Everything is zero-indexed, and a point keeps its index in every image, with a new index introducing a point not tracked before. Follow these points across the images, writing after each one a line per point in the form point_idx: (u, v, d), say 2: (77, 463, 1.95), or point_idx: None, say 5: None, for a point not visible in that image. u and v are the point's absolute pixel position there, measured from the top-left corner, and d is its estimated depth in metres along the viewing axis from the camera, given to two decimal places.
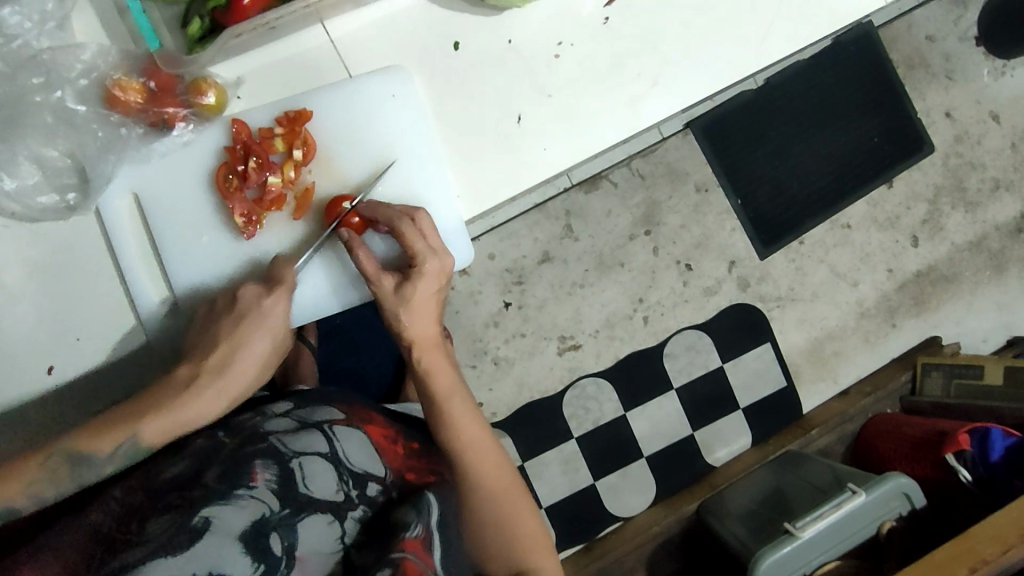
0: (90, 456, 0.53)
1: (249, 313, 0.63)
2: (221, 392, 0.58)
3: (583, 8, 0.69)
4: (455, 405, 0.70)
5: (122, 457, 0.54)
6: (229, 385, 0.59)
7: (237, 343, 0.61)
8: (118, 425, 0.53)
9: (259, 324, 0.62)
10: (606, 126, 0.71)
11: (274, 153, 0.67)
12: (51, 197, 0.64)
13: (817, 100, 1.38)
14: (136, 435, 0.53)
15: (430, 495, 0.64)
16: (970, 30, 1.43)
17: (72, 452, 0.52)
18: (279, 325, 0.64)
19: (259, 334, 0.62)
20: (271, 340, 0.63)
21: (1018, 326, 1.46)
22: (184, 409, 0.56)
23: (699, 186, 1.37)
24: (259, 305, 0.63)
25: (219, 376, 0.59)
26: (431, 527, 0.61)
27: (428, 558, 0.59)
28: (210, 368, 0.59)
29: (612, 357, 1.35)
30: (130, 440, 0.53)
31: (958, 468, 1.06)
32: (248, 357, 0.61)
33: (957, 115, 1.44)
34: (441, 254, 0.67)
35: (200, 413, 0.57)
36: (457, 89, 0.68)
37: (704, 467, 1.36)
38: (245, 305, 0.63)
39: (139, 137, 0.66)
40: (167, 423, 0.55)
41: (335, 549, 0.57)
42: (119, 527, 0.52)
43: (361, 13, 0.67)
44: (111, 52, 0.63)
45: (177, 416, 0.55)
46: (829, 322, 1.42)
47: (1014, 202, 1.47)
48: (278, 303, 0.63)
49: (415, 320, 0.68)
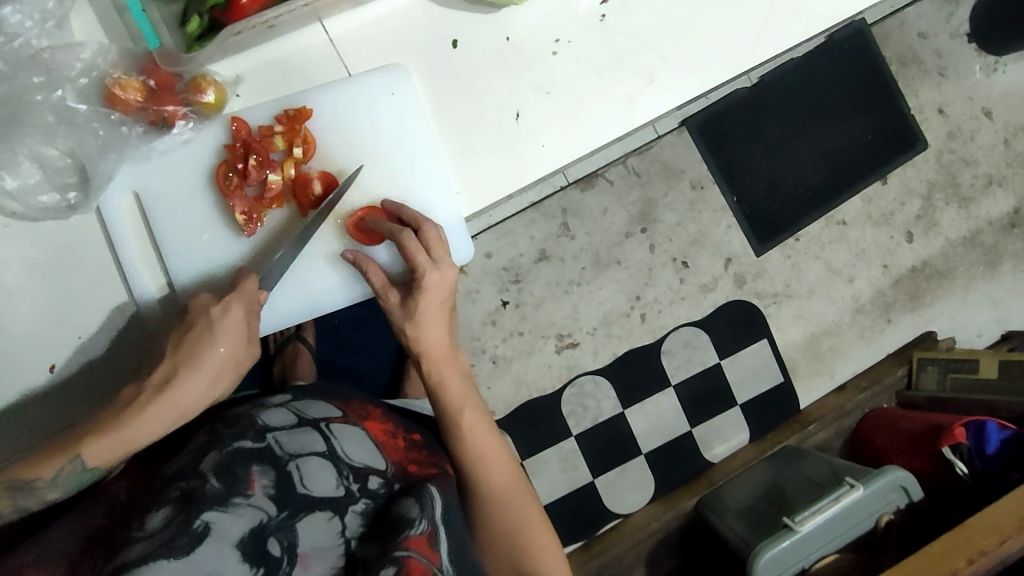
0: (30, 483, 0.53)
1: (200, 322, 0.61)
2: (168, 405, 0.57)
3: (579, 6, 0.70)
4: (466, 413, 0.71)
5: (71, 481, 0.54)
6: (174, 400, 0.58)
7: (184, 356, 0.60)
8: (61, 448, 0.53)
9: (209, 332, 0.61)
10: (604, 123, 0.71)
11: (274, 152, 0.67)
12: (51, 196, 0.64)
13: (811, 98, 1.39)
14: (78, 457, 0.53)
15: (432, 489, 0.63)
16: (961, 28, 1.45)
17: (13, 480, 0.52)
18: (238, 332, 0.62)
19: (211, 343, 0.60)
20: (225, 347, 0.61)
21: (1012, 321, 1.47)
22: (128, 428, 0.55)
23: (694, 184, 1.37)
24: (208, 314, 0.61)
25: (163, 391, 0.57)
26: (437, 522, 0.61)
27: (431, 554, 0.58)
28: (154, 384, 0.58)
29: (610, 355, 1.35)
30: (72, 464, 0.53)
31: (955, 461, 1.06)
32: (199, 368, 0.59)
33: (950, 112, 1.45)
34: (445, 267, 0.68)
35: (143, 432, 0.56)
36: (455, 86, 0.69)
37: (702, 464, 1.37)
38: (193, 315, 0.61)
39: (139, 136, 0.66)
40: (107, 445, 0.54)
41: (338, 543, 0.57)
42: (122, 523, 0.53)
43: (359, 12, 0.67)
44: (111, 50, 0.64)
45: (120, 434, 0.55)
46: (825, 318, 1.43)
47: (1008, 197, 1.48)
48: (228, 312, 0.61)
49: (423, 333, 0.70)
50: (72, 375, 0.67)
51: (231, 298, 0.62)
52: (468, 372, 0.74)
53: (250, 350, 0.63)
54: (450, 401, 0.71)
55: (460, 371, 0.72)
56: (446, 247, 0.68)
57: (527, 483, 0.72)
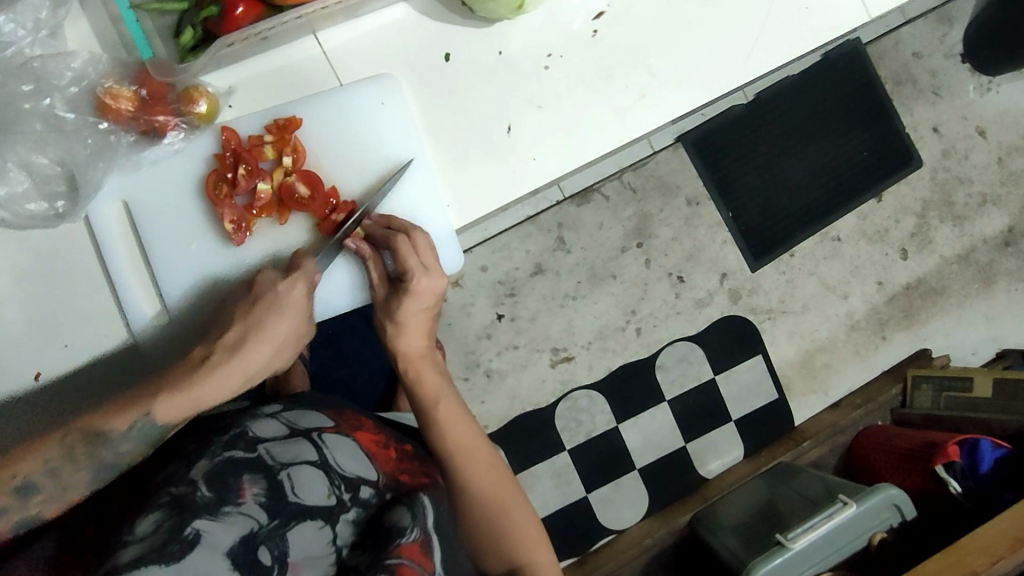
0: (103, 433, 0.53)
1: (264, 295, 0.63)
2: (237, 369, 0.58)
3: (571, 22, 0.70)
4: (444, 409, 0.71)
5: (142, 433, 0.53)
6: (243, 363, 0.59)
7: (253, 322, 0.61)
8: (132, 402, 0.54)
9: (273, 305, 0.62)
10: (596, 137, 0.71)
11: (263, 161, 0.67)
12: (38, 204, 0.64)
13: (806, 115, 1.40)
14: (151, 411, 0.54)
15: (424, 499, 0.63)
16: (955, 48, 1.46)
17: (87, 431, 0.53)
18: (304, 305, 0.64)
19: (279, 316, 0.62)
20: (294, 317, 0.63)
21: (1008, 340, 1.47)
22: (202, 385, 0.56)
23: (690, 200, 1.38)
24: (273, 287, 0.63)
25: (234, 355, 0.59)
26: (428, 530, 0.60)
27: (424, 561, 0.58)
28: (225, 347, 0.59)
29: (604, 369, 1.35)
30: (145, 416, 0.53)
31: (949, 479, 1.07)
32: (265, 336, 0.61)
33: (944, 130, 1.46)
34: (434, 275, 0.68)
35: (217, 389, 0.57)
36: (448, 100, 0.69)
37: (696, 480, 1.36)
38: (260, 287, 0.63)
39: (130, 145, 0.65)
40: (178, 402, 0.55)
41: (329, 552, 0.56)
42: (109, 531, 0.51)
43: (353, 25, 0.67)
44: (102, 61, 0.63)
45: (191, 394, 0.55)
46: (819, 335, 1.42)
47: (1002, 216, 1.49)
48: (293, 284, 0.63)
49: (407, 330, 0.71)
50: (61, 382, 0.66)
51: (297, 274, 0.64)
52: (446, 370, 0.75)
53: (307, 325, 0.65)
54: (426, 394, 0.72)
55: (436, 367, 0.74)
56: (434, 254, 0.68)
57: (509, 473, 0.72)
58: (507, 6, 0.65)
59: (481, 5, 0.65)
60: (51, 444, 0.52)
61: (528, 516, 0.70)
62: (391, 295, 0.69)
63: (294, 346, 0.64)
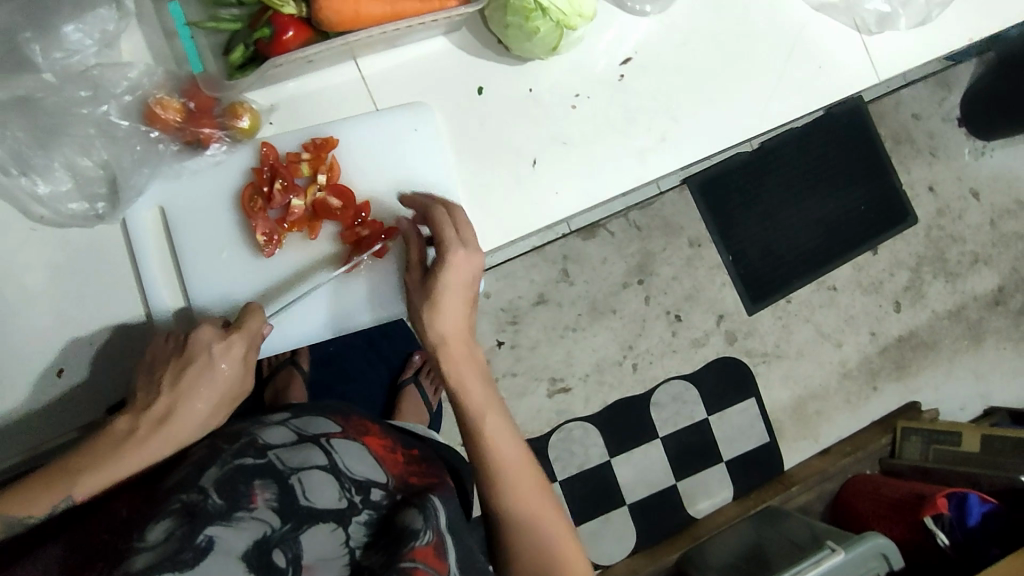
0: (24, 518, 0.55)
1: (197, 358, 0.64)
2: (163, 439, 0.60)
3: (599, 65, 0.74)
4: (491, 424, 0.67)
5: (62, 513, 0.56)
6: (171, 435, 0.61)
7: (182, 391, 0.63)
8: (53, 486, 0.56)
9: (203, 372, 0.64)
10: (616, 176, 0.74)
11: (298, 177, 0.69)
12: (80, 204, 0.66)
13: (808, 167, 1.45)
14: (71, 495, 0.56)
15: (435, 499, 0.64)
16: (952, 112, 1.52)
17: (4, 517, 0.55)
18: (239, 365, 0.66)
19: (211, 380, 0.64)
20: (225, 381, 0.64)
21: (994, 397, 1.51)
22: (123, 462, 0.58)
23: (692, 241, 1.41)
24: (207, 351, 0.64)
25: (161, 427, 0.61)
26: (441, 532, 0.61)
27: (437, 563, 0.59)
28: (152, 418, 0.61)
29: (600, 403, 1.37)
30: (66, 500, 0.56)
31: (937, 531, 1.09)
32: (195, 403, 0.63)
33: (939, 190, 1.51)
34: (472, 249, 0.66)
35: (140, 464, 0.59)
36: (477, 131, 0.72)
37: (685, 519, 1.37)
38: (192, 350, 0.64)
39: (173, 154, 0.68)
40: (97, 481, 0.57)
41: (342, 553, 0.57)
42: (120, 532, 0.52)
43: (393, 55, 0.70)
44: (156, 73, 0.66)
45: (108, 473, 0.57)
46: (812, 382, 1.45)
47: (992, 275, 1.53)
48: (229, 350, 0.65)
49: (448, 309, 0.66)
50: (82, 380, 0.67)
51: (235, 335, 0.66)
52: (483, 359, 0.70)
53: (245, 379, 0.67)
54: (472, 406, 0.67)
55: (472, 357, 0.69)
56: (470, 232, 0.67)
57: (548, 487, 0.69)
58: (542, 47, 0.68)
59: (517, 43, 0.68)
60: None
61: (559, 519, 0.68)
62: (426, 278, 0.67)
63: (229, 404, 0.66)
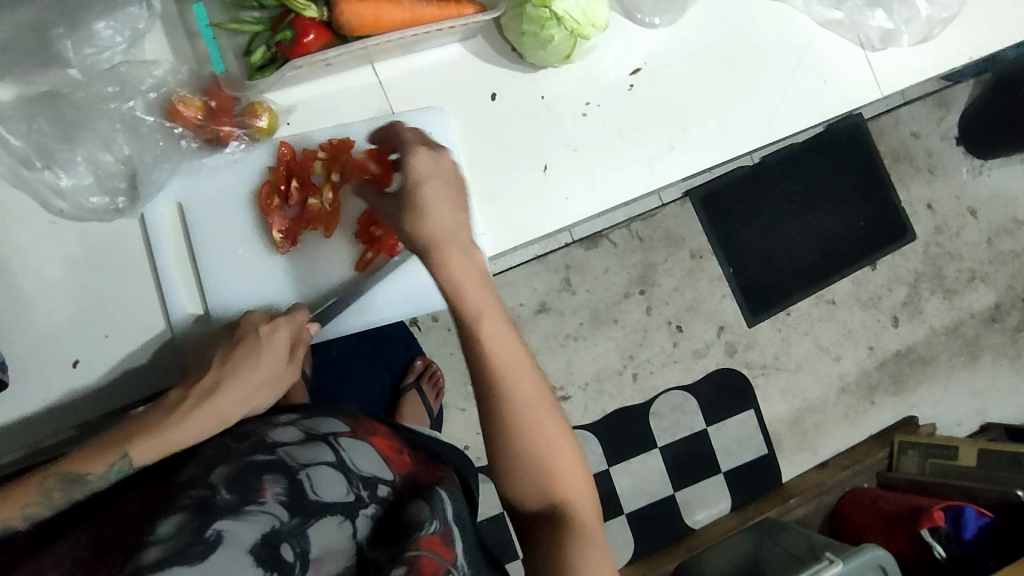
0: (82, 475, 0.56)
1: (248, 338, 0.67)
2: (218, 409, 0.62)
3: (609, 75, 0.76)
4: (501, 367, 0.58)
5: (118, 473, 0.58)
6: (223, 405, 0.62)
7: (233, 366, 0.65)
8: (110, 446, 0.58)
9: (253, 349, 0.66)
10: (624, 182, 0.76)
11: (314, 175, 0.70)
12: (100, 199, 0.67)
13: (808, 182, 1.47)
14: (127, 454, 0.57)
15: (441, 493, 0.65)
16: (950, 131, 1.54)
17: (65, 473, 0.56)
18: (282, 350, 0.68)
19: (258, 360, 0.66)
20: (274, 360, 0.67)
21: (990, 413, 1.52)
22: (176, 429, 0.60)
23: (694, 253, 1.42)
24: (259, 331, 0.67)
25: (210, 399, 0.62)
26: (449, 523, 0.62)
27: (445, 551, 0.59)
28: (201, 391, 0.63)
29: (600, 411, 1.37)
30: (122, 459, 0.57)
31: (933, 544, 1.11)
32: (243, 378, 0.64)
33: (937, 207, 1.53)
34: (443, 153, 0.59)
35: (194, 432, 0.60)
36: (490, 136, 0.73)
37: (682, 530, 1.37)
38: (244, 331, 0.67)
39: (194, 151, 0.69)
40: (155, 443, 0.59)
41: (350, 545, 0.58)
42: (134, 527, 0.52)
43: (409, 60, 0.72)
44: (182, 71, 0.67)
45: (165, 437, 0.59)
46: (811, 394, 1.46)
47: (989, 293, 1.55)
48: (278, 330, 0.67)
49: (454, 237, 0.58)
50: (95, 374, 0.67)
51: (281, 321, 0.68)
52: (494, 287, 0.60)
53: (292, 372, 0.69)
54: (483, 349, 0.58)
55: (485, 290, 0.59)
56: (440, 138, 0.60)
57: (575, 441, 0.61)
58: (556, 55, 0.70)
59: (531, 52, 0.70)
60: (27, 490, 0.55)
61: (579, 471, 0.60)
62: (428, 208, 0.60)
63: (279, 387, 0.68)
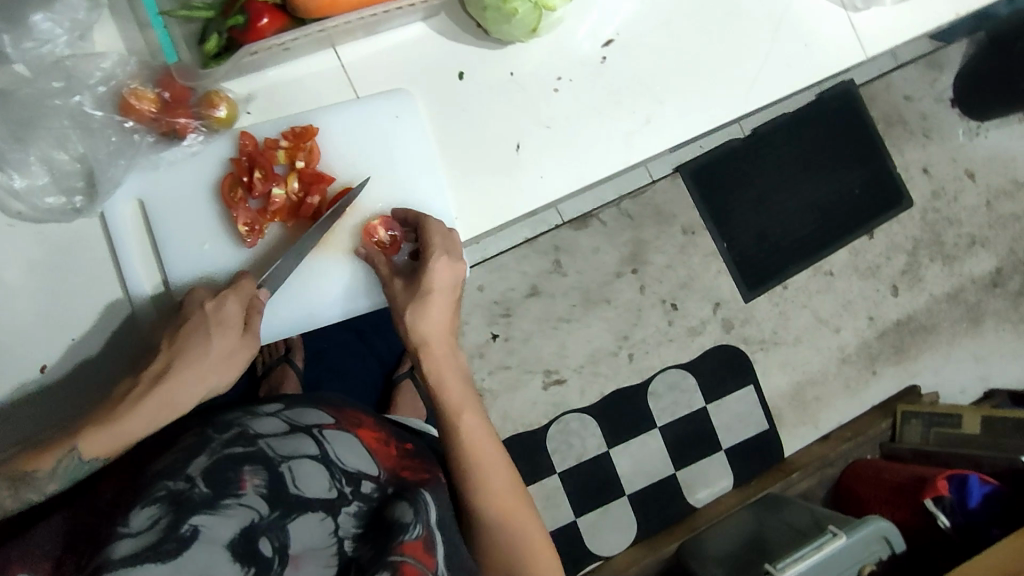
0: (32, 474, 0.54)
1: (196, 315, 0.64)
2: (166, 394, 0.60)
3: (581, 48, 0.73)
4: (466, 419, 0.69)
5: (70, 470, 0.55)
6: (172, 389, 0.60)
7: (180, 347, 0.62)
8: (58, 441, 0.55)
9: (200, 326, 0.63)
10: (601, 159, 0.74)
11: (277, 165, 0.69)
12: (57, 198, 0.65)
13: (800, 152, 1.44)
14: (76, 448, 0.55)
15: (425, 495, 0.64)
16: (945, 93, 1.51)
17: (13, 474, 0.54)
18: (233, 325, 0.64)
19: (206, 337, 0.63)
20: (223, 334, 0.63)
21: (995, 378, 1.50)
22: (128, 418, 0.58)
23: (686, 229, 1.40)
24: (203, 307, 0.64)
25: (161, 383, 0.60)
26: (430, 527, 0.61)
27: (427, 558, 0.59)
28: (152, 375, 0.61)
29: (596, 393, 1.36)
30: (72, 454, 0.55)
31: (937, 514, 1.09)
32: (191, 359, 0.62)
33: (934, 171, 1.50)
34: (455, 258, 0.69)
35: (145, 420, 0.58)
36: (458, 116, 0.71)
37: (684, 509, 1.36)
38: (190, 308, 0.64)
39: (150, 145, 0.67)
40: (104, 434, 0.56)
41: (331, 543, 0.57)
42: (105, 520, 0.50)
43: (371, 41, 0.70)
44: (130, 62, 0.65)
45: (113, 427, 0.57)
46: (810, 367, 1.44)
47: (990, 257, 1.52)
48: (226, 302, 0.64)
49: (427, 315, 0.69)
50: (64, 377, 0.66)
51: (228, 293, 0.65)
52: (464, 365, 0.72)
53: (250, 344, 0.65)
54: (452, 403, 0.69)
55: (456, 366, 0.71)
56: (458, 242, 0.70)
57: (527, 496, 0.70)
58: (521, 29, 0.67)
59: (495, 27, 0.67)
60: None
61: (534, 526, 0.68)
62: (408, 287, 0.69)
63: (234, 364, 0.64)
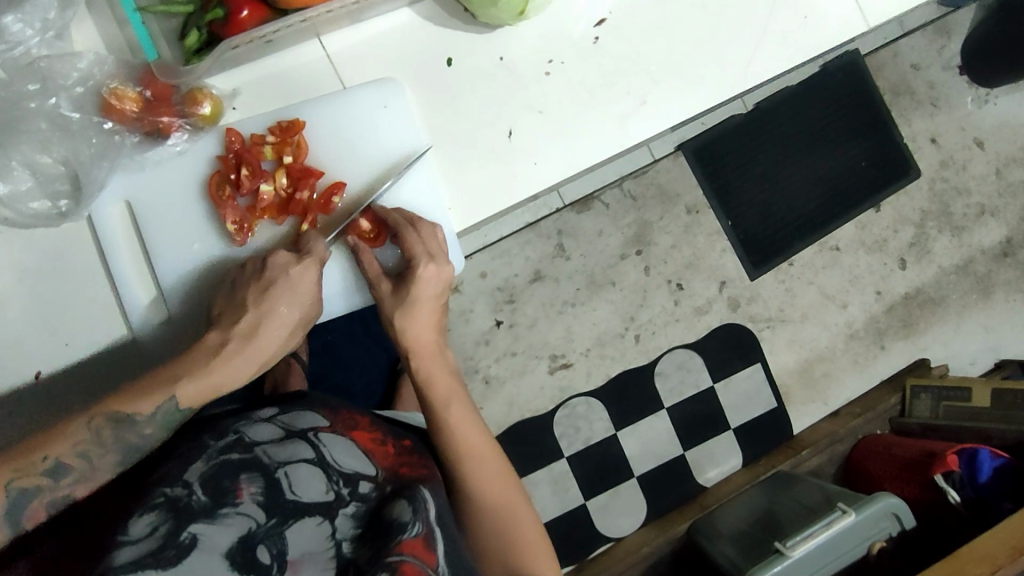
0: (129, 416, 0.53)
1: (277, 281, 0.63)
2: (251, 356, 0.59)
3: (574, 29, 0.71)
4: (455, 412, 0.69)
5: (166, 417, 0.54)
6: (260, 349, 0.60)
7: (268, 309, 0.61)
8: (153, 388, 0.54)
9: (285, 291, 0.62)
10: (596, 142, 0.72)
11: (264, 161, 0.68)
12: (42, 203, 0.64)
13: (805, 126, 1.41)
14: (173, 398, 0.54)
15: (425, 491, 0.63)
16: (953, 60, 1.47)
17: (113, 413, 0.53)
18: (311, 292, 0.64)
19: (289, 303, 0.62)
20: (303, 303, 0.63)
21: (1006, 350, 1.48)
22: (217, 373, 0.57)
23: (689, 208, 1.38)
24: (285, 273, 0.63)
25: (252, 341, 0.59)
26: (432, 523, 0.60)
27: (428, 556, 0.58)
28: (240, 334, 0.59)
29: (602, 376, 1.35)
30: (170, 402, 0.54)
31: (948, 488, 1.07)
32: (280, 320, 0.62)
33: (942, 141, 1.47)
34: (441, 262, 0.68)
35: (231, 378, 0.58)
36: (449, 104, 0.69)
37: (694, 489, 1.36)
38: (274, 272, 0.63)
39: (134, 146, 0.66)
40: (201, 387, 0.55)
41: (329, 546, 0.56)
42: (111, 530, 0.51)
43: (357, 30, 0.68)
44: (107, 62, 0.64)
45: (209, 381, 0.56)
46: (818, 344, 1.43)
47: (1000, 226, 1.49)
48: (306, 274, 0.63)
49: (413, 320, 0.68)
50: (60, 381, 0.67)
51: (310, 261, 0.64)
52: (454, 364, 0.72)
53: (316, 308, 0.66)
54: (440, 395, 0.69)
55: (445, 365, 0.71)
56: (442, 245, 0.69)
57: (518, 484, 0.70)
58: (509, 12, 0.65)
59: (482, 10, 0.65)
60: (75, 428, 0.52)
61: (529, 517, 0.69)
62: (395, 289, 0.68)
63: (302, 328, 0.65)
